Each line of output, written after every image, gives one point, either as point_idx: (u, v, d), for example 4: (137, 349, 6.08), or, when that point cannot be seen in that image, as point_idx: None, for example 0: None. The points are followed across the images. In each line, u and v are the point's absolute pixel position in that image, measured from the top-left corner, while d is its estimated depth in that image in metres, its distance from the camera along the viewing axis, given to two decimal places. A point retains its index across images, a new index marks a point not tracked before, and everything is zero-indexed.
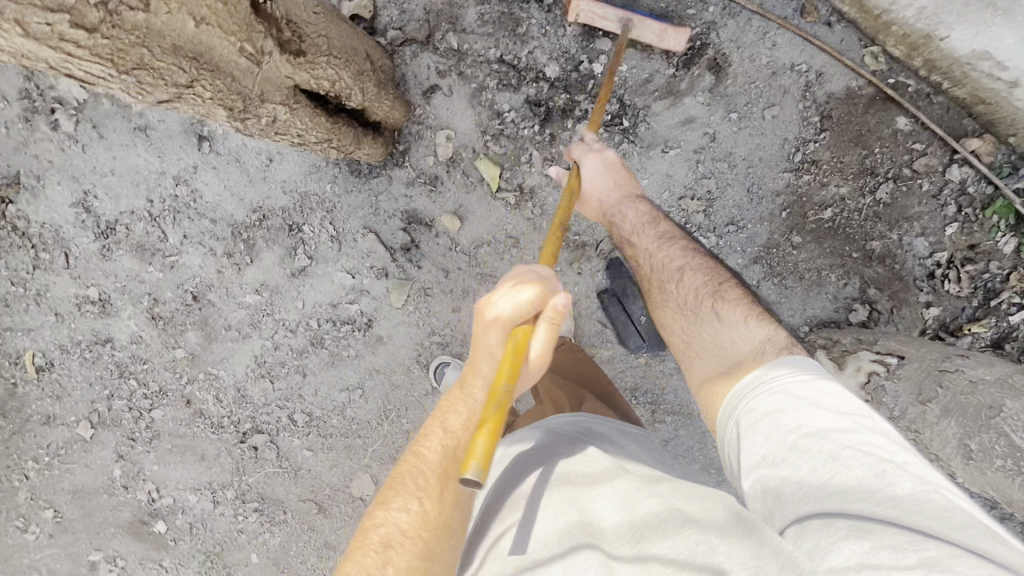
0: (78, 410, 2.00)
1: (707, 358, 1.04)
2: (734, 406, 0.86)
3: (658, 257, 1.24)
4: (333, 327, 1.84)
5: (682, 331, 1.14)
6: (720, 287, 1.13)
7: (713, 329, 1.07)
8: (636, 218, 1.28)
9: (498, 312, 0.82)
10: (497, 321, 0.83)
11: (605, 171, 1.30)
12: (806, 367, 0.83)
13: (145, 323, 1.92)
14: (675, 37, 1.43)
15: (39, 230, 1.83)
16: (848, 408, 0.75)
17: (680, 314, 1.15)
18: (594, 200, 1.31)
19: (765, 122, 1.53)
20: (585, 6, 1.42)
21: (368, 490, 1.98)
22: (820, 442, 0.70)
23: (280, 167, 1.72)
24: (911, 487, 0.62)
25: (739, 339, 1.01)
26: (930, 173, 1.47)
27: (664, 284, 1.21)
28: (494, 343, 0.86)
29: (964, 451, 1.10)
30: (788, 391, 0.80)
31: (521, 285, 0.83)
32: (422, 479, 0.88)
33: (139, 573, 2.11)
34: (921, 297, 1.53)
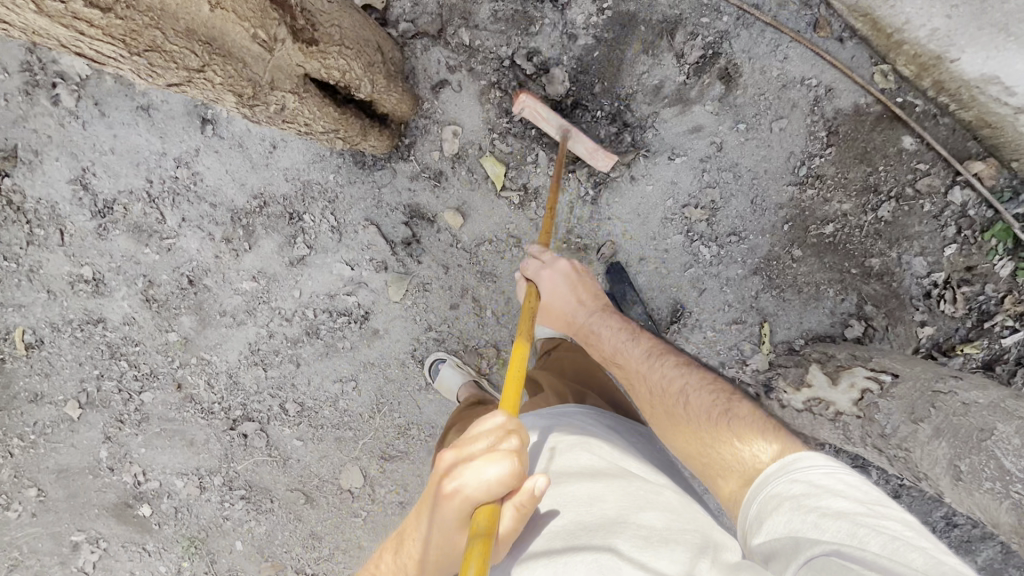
0: (67, 389, 1.97)
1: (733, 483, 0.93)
2: (760, 491, 0.87)
3: (656, 378, 1.15)
4: (330, 318, 1.83)
5: (699, 458, 1.03)
6: (728, 405, 1.06)
7: (732, 450, 0.97)
8: (618, 335, 1.25)
9: (461, 489, 0.73)
10: (457, 496, 0.73)
11: (568, 286, 1.28)
12: (826, 459, 0.85)
13: (139, 305, 1.90)
14: (604, 159, 1.54)
15: (34, 205, 1.81)
16: (868, 499, 0.76)
17: (691, 438, 1.06)
18: (563, 314, 1.28)
19: (772, 134, 1.53)
20: (531, 105, 1.51)
21: (357, 482, 1.97)
22: (836, 519, 0.71)
23: (283, 154, 1.71)
24: (926, 562, 0.62)
25: (758, 454, 0.93)
26: (932, 194, 1.48)
27: (668, 407, 1.11)
28: (454, 521, 0.75)
29: (954, 471, 1.10)
30: (809, 478, 0.82)
31: (490, 465, 0.72)
32: None
33: (122, 555, 2.10)
34: (916, 316, 1.54)
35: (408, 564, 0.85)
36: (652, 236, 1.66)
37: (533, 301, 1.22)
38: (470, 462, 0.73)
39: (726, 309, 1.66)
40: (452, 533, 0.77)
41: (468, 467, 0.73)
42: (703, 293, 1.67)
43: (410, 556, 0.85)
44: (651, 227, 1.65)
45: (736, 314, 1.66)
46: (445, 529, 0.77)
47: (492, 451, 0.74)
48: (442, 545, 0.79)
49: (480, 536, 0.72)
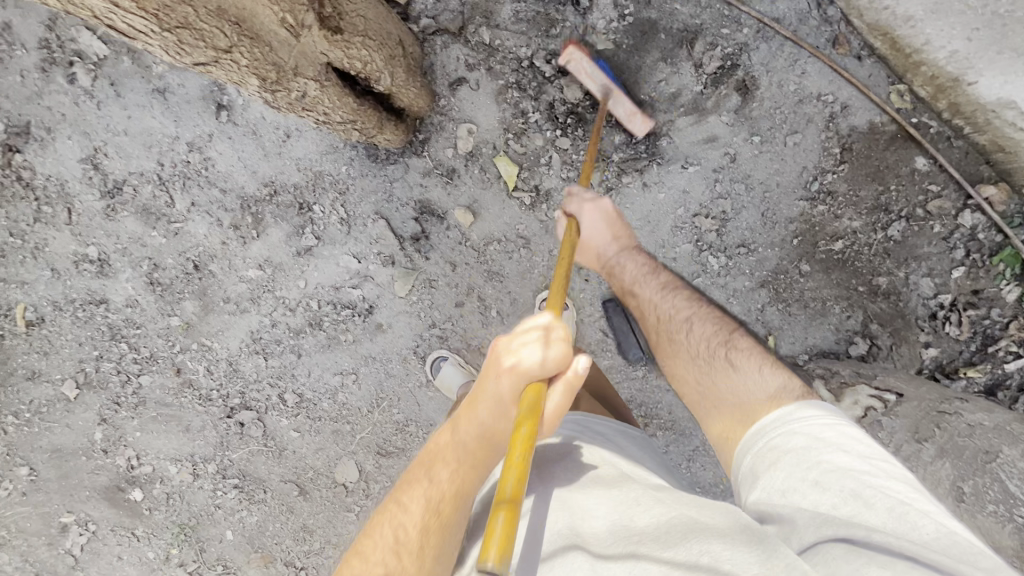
0: (65, 368, 1.96)
1: (725, 413, 0.95)
2: (755, 442, 0.86)
3: (665, 308, 1.17)
4: (334, 309, 1.82)
5: (696, 384, 1.05)
6: (732, 338, 1.07)
7: (730, 382, 0.98)
8: (638, 267, 1.26)
9: (516, 364, 0.80)
10: (513, 372, 0.80)
11: (604, 225, 1.27)
12: (823, 406, 0.85)
13: (143, 288, 1.90)
14: (641, 123, 1.51)
15: (44, 183, 1.80)
16: (866, 451, 0.77)
17: (692, 364, 1.07)
18: (593, 250, 1.30)
19: (786, 148, 1.54)
20: (577, 58, 1.44)
21: (352, 477, 1.96)
22: (841, 479, 0.72)
23: (297, 143, 1.71)
24: (935, 530, 0.65)
25: (755, 388, 0.94)
26: (943, 216, 1.49)
27: (675, 336, 1.13)
28: (504, 397, 0.82)
29: (957, 493, 1.06)
30: (809, 427, 0.81)
31: (543, 344, 0.80)
32: (401, 528, 0.86)
33: (110, 539, 2.08)
34: (921, 336, 1.55)
35: (451, 454, 0.89)
36: (660, 243, 1.64)
37: (570, 234, 1.22)
38: (526, 342, 0.81)
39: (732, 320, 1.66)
40: (503, 416, 0.84)
41: (520, 345, 0.81)
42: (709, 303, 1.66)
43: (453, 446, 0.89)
44: (661, 234, 1.64)
45: (741, 325, 1.66)
46: (496, 409, 0.84)
47: (542, 339, 0.80)
48: (488, 429, 0.85)
49: (532, 407, 0.79)
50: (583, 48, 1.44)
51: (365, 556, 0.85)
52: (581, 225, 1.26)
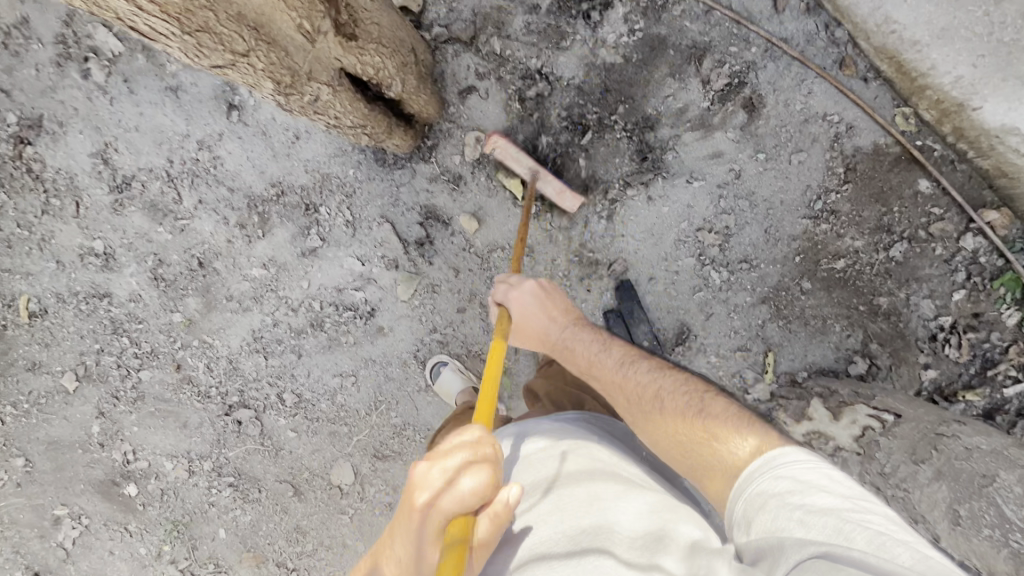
0: (65, 361, 1.97)
1: (716, 483, 0.90)
2: (743, 492, 0.82)
3: (631, 385, 1.10)
4: (336, 311, 1.83)
5: (684, 460, 0.97)
6: (704, 403, 1.01)
7: (712, 447, 0.92)
8: (591, 342, 1.20)
9: (434, 501, 0.67)
10: (427, 511, 0.68)
11: (538, 303, 1.22)
12: (807, 453, 0.83)
13: (147, 283, 1.91)
14: (571, 201, 1.61)
15: (53, 175, 1.82)
16: (850, 494, 0.74)
17: (671, 442, 1.00)
18: (534, 331, 1.22)
19: (791, 166, 1.55)
20: (502, 145, 1.56)
21: (348, 479, 1.96)
22: (822, 517, 0.68)
23: (306, 145, 1.72)
24: (913, 557, 0.61)
25: (735, 450, 0.89)
26: (944, 238, 1.50)
27: (645, 413, 1.05)
28: (422, 537, 0.71)
29: (953, 516, 1.07)
30: (789, 468, 0.79)
31: (461, 475, 0.67)
32: None
33: (103, 533, 2.08)
34: (920, 358, 1.55)
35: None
36: (663, 256, 1.66)
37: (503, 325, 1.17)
38: (446, 468, 0.68)
39: (732, 335, 1.66)
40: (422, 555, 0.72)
41: (432, 475, 0.68)
42: (710, 317, 1.67)
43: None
44: (664, 247, 1.65)
45: (741, 340, 1.66)
46: (412, 548, 0.72)
47: (464, 464, 0.69)
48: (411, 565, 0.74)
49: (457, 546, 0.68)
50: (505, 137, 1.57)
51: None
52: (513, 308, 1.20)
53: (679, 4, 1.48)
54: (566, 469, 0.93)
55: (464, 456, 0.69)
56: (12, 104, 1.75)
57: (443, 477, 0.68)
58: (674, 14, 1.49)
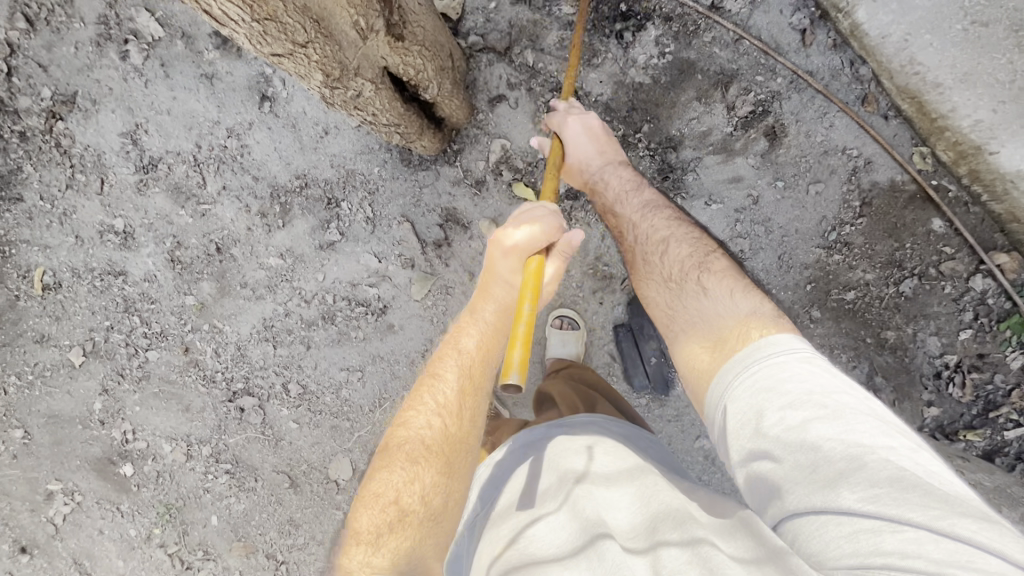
0: (74, 335, 1.98)
1: (698, 324, 1.04)
2: (722, 397, 0.85)
3: (643, 229, 1.27)
4: (348, 305, 1.84)
5: (671, 307, 1.13)
6: (705, 260, 1.14)
7: (708, 304, 1.05)
8: (623, 186, 1.35)
9: (517, 242, 0.98)
10: (514, 249, 0.99)
11: (588, 137, 1.37)
12: (789, 341, 0.84)
13: (163, 264, 1.92)
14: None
15: (81, 151, 1.85)
16: (826, 390, 0.74)
17: (666, 291, 1.15)
18: (579, 167, 1.39)
19: (808, 196, 1.57)
20: None
21: (345, 474, 1.96)
22: (801, 438, 0.70)
23: (333, 140, 1.75)
24: (887, 469, 0.62)
25: (724, 311, 1.01)
26: (955, 277, 1.52)
27: (650, 255, 1.23)
28: (508, 271, 1.01)
29: None
30: (770, 373, 0.80)
31: (531, 221, 0.99)
32: (441, 396, 1.02)
33: (94, 512, 2.07)
34: (924, 395, 1.59)
35: (472, 328, 1.06)
36: None
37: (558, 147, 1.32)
38: (523, 225, 0.99)
39: None
40: (509, 285, 1.03)
41: (514, 227, 1.00)
42: None
43: (474, 322, 1.06)
44: None
45: None
46: (504, 285, 1.03)
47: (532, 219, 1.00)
48: (501, 301, 1.04)
49: (538, 264, 0.98)
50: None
51: (412, 415, 1.02)
52: (568, 136, 1.35)
53: (710, 31, 1.50)
54: (594, 465, 0.92)
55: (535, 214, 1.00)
56: (47, 79, 1.78)
57: (521, 224, 0.99)
58: (705, 40, 1.51)
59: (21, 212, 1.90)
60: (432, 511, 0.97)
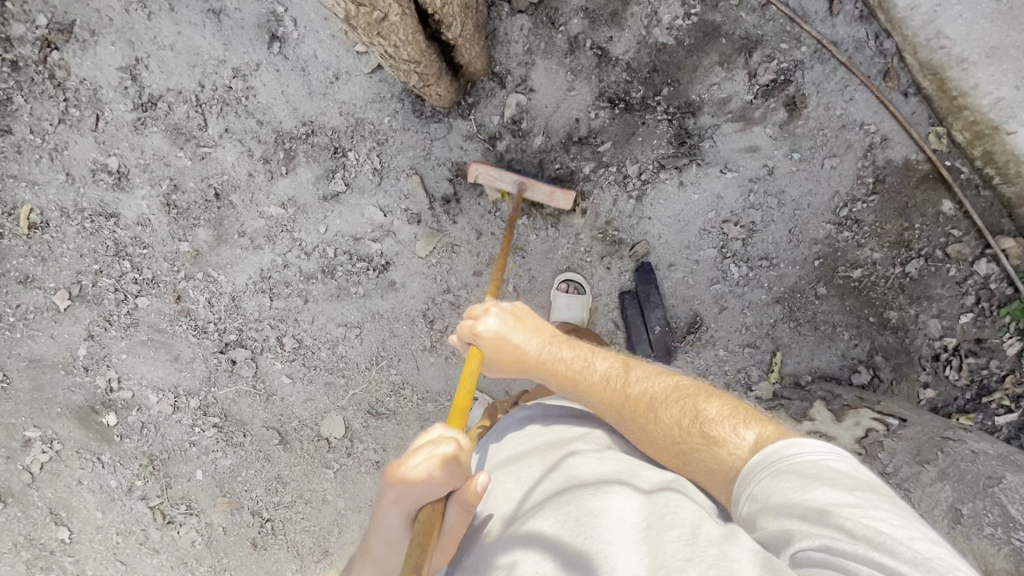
0: (60, 278, 1.92)
1: (718, 485, 0.87)
2: (747, 482, 0.79)
3: (623, 388, 1.04)
4: (349, 260, 1.80)
5: (692, 469, 0.92)
6: (699, 405, 0.95)
7: (713, 453, 0.87)
8: (573, 353, 1.12)
9: (406, 489, 0.83)
10: (404, 495, 0.83)
11: (509, 319, 1.15)
12: (818, 443, 0.76)
13: (158, 208, 1.86)
14: (564, 199, 1.57)
15: (77, 85, 1.79)
16: (859, 482, 0.70)
17: (676, 455, 0.94)
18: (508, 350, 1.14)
19: (822, 170, 1.55)
20: (481, 170, 1.58)
21: (338, 433, 1.91)
22: (818, 514, 0.66)
23: (343, 86, 1.69)
24: (915, 551, 0.61)
25: (736, 451, 0.84)
26: (960, 261, 1.53)
27: (641, 422, 0.99)
28: (400, 518, 0.85)
29: (953, 514, 1.07)
30: (797, 465, 0.74)
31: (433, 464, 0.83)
32: None
33: (73, 462, 2.02)
34: (921, 376, 1.59)
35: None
36: (686, 244, 1.64)
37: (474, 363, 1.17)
38: (415, 465, 0.84)
39: (742, 331, 1.68)
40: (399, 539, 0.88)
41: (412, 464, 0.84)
42: (723, 311, 1.67)
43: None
44: (688, 235, 1.63)
45: (750, 337, 1.68)
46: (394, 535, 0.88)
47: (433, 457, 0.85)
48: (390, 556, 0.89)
49: (425, 525, 0.83)
50: (485, 161, 1.59)
51: None
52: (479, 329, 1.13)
53: None
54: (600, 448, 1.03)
55: (438, 448, 0.85)
56: (43, 7, 1.73)
57: (417, 466, 0.83)
58: (732, 3, 1.47)
59: (9, 146, 1.82)
60: None
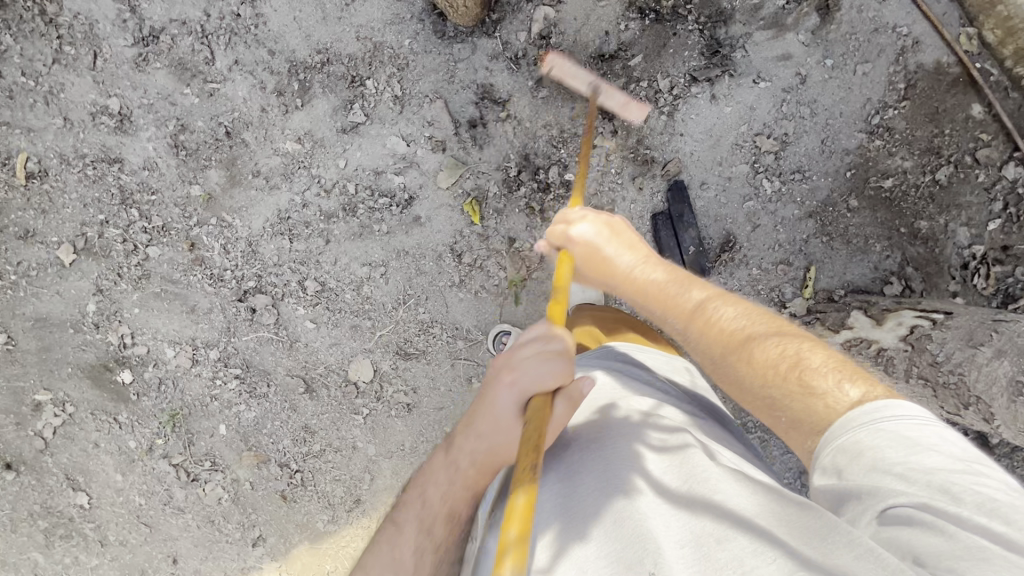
0: (63, 231, 1.82)
1: (801, 435, 0.83)
2: (835, 443, 0.77)
3: (718, 320, 1.00)
4: (371, 197, 1.74)
5: (768, 415, 0.90)
6: (796, 347, 0.91)
7: (803, 400, 0.83)
8: (672, 284, 1.09)
9: (522, 377, 0.90)
10: (515, 384, 0.91)
11: (604, 241, 1.16)
12: (919, 407, 0.74)
13: (165, 150, 1.77)
14: (637, 111, 1.53)
15: (70, 21, 1.68)
16: (961, 450, 0.70)
17: (757, 396, 0.91)
18: (606, 271, 1.16)
19: (855, 77, 1.56)
20: (559, 63, 1.50)
21: (366, 376, 1.87)
22: (911, 484, 0.67)
23: (360, 9, 1.65)
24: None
25: (834, 401, 0.80)
26: (989, 166, 1.49)
27: (729, 358, 0.96)
28: (506, 407, 0.92)
29: (1015, 388, 1.13)
30: (903, 428, 0.72)
31: (545, 356, 0.91)
32: (398, 549, 0.99)
33: (88, 424, 1.94)
34: (949, 286, 1.56)
35: (446, 472, 1.01)
36: (719, 160, 1.64)
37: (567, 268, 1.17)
38: (529, 359, 0.91)
39: (775, 249, 1.67)
40: (500, 428, 0.93)
41: (523, 356, 0.92)
42: (757, 229, 1.67)
43: (448, 465, 1.01)
44: (720, 151, 1.64)
45: (783, 255, 1.67)
46: (497, 423, 0.94)
47: (542, 354, 0.91)
48: (485, 444, 0.96)
49: (536, 408, 0.88)
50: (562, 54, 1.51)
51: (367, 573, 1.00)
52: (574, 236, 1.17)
53: None
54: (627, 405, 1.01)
55: (553, 346, 0.92)
56: None
57: (533, 356, 0.91)
58: None
59: None
60: None
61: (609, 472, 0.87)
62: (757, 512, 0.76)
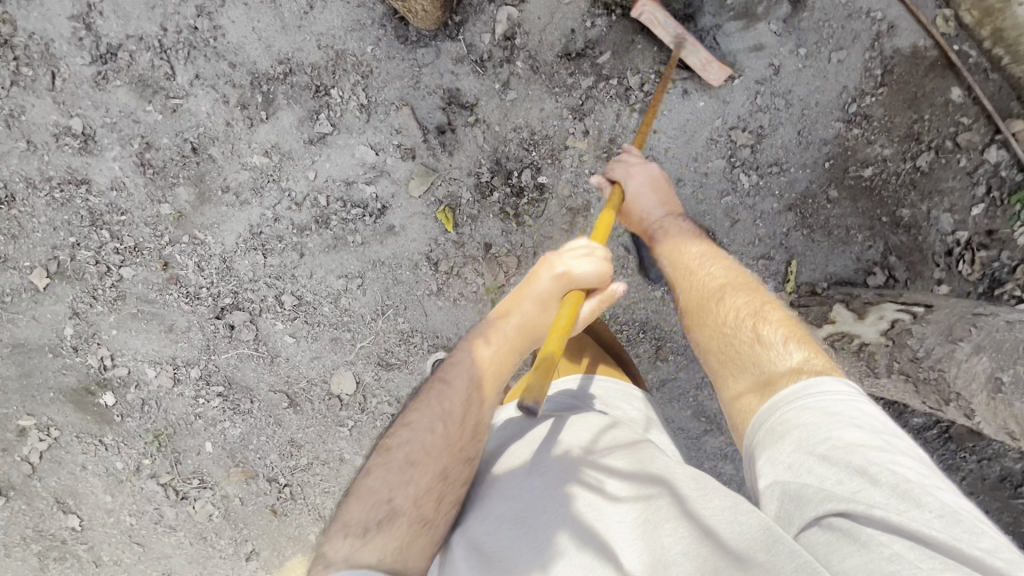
0: (35, 256, 1.79)
1: (744, 378, 0.94)
2: (768, 417, 0.83)
3: (704, 281, 1.14)
4: (343, 208, 1.71)
5: (718, 358, 1.03)
6: (763, 311, 1.02)
7: (754, 350, 0.96)
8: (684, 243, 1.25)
9: (574, 271, 1.09)
10: (567, 275, 1.09)
11: (649, 188, 1.34)
12: (850, 384, 0.81)
13: (132, 169, 1.73)
14: (716, 72, 1.51)
15: (25, 41, 1.63)
16: (882, 428, 0.75)
17: (720, 340, 1.03)
18: (637, 214, 1.35)
19: (829, 65, 1.52)
20: (649, 10, 1.47)
21: (349, 388, 1.86)
22: (835, 468, 0.71)
23: (320, 16, 1.60)
24: (938, 506, 0.64)
25: (779, 360, 0.90)
26: (970, 150, 1.47)
27: (705, 307, 1.10)
28: (553, 296, 1.11)
29: (994, 384, 1.09)
30: (829, 403, 0.78)
31: (595, 256, 1.10)
32: (446, 403, 1.05)
33: (74, 448, 1.93)
34: (935, 273, 1.53)
35: (491, 343, 1.12)
36: (695, 155, 1.61)
37: (618, 198, 1.29)
38: (579, 258, 1.11)
39: (755, 243, 1.64)
40: (545, 310, 1.12)
41: (576, 256, 1.11)
42: (736, 224, 1.63)
43: (494, 335, 1.13)
44: (696, 146, 1.60)
45: (763, 249, 1.64)
46: (544, 307, 1.12)
47: (591, 256, 1.10)
48: (528, 322, 1.13)
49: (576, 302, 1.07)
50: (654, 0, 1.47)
51: (412, 426, 1.04)
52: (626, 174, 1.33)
53: None
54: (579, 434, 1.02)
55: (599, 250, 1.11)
56: None
57: (584, 256, 1.10)
58: None
59: None
60: (422, 516, 0.96)
61: (546, 511, 0.88)
62: (689, 546, 0.73)
